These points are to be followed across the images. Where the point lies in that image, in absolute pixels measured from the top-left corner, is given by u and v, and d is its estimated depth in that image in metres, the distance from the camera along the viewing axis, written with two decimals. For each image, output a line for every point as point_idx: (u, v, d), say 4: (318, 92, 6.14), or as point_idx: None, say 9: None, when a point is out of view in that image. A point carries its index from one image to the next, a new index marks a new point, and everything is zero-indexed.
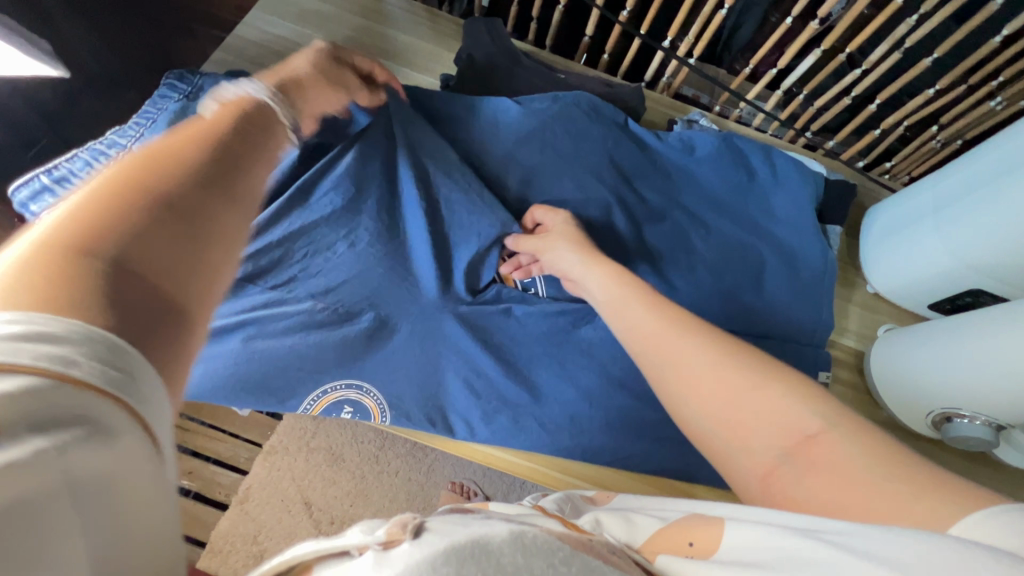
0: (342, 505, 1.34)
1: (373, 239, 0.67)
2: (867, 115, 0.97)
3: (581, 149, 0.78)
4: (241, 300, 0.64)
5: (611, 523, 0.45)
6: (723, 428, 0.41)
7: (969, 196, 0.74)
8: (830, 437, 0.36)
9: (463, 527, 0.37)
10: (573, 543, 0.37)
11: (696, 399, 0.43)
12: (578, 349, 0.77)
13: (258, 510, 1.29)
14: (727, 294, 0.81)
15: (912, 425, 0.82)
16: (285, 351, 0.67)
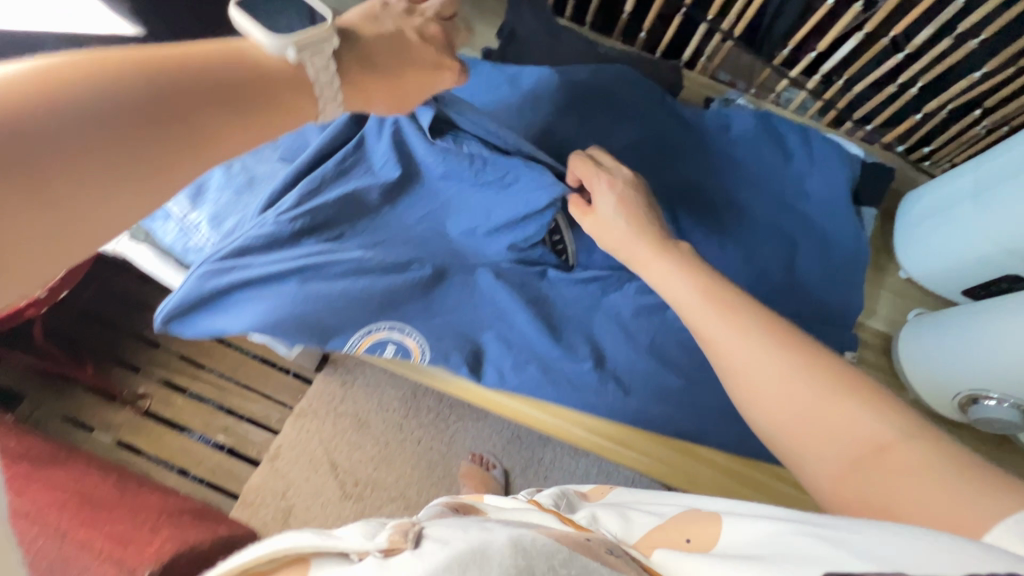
0: (366, 468, 1.39)
1: (428, 205, 0.71)
2: (907, 98, 0.98)
3: (617, 125, 0.79)
4: (293, 251, 0.65)
5: (605, 519, 0.49)
6: (784, 434, 0.43)
7: (1008, 182, 0.73)
8: (900, 449, 0.37)
9: (462, 533, 0.39)
10: (572, 547, 0.39)
11: (757, 404, 0.45)
12: (607, 316, 0.79)
13: (288, 468, 1.35)
14: (760, 271, 0.82)
15: (941, 407, 0.80)
16: (341, 294, 0.68)
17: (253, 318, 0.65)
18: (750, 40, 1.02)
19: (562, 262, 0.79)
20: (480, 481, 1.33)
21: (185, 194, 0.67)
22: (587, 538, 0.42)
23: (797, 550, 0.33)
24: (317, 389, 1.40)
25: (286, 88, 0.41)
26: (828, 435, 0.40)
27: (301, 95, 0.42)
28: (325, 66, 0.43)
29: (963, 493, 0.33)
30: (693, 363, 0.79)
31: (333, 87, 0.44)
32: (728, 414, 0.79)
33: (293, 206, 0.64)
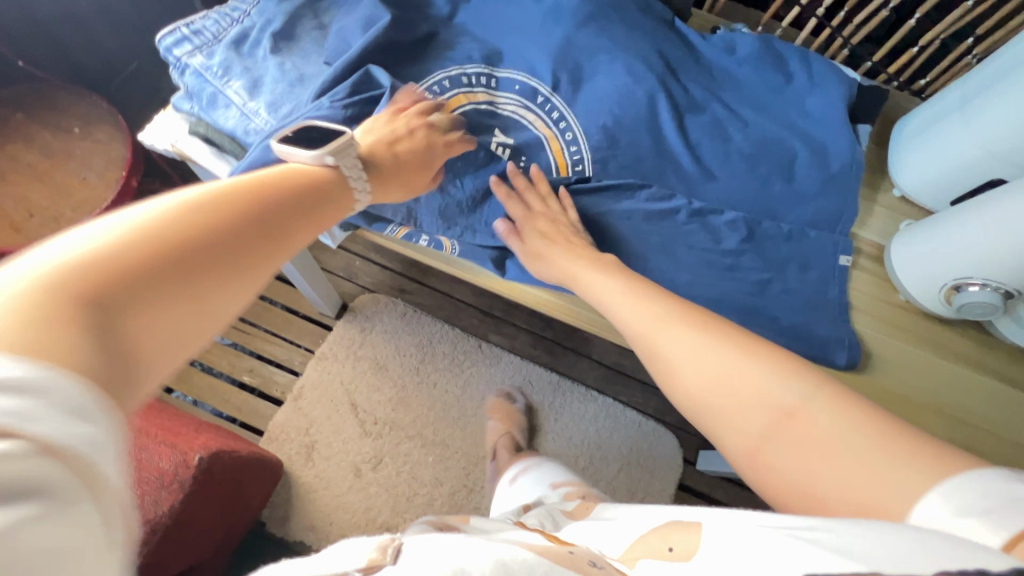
0: (385, 409, 1.49)
1: (459, 115, 0.81)
2: (905, 30, 1.04)
3: (635, 43, 0.85)
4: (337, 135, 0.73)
5: (592, 538, 0.57)
6: (704, 394, 0.56)
7: (999, 82, 0.79)
8: (807, 414, 0.49)
9: (428, 552, 0.46)
10: (556, 560, 0.47)
11: (693, 372, 0.57)
12: (620, 218, 0.87)
13: (310, 407, 1.47)
14: (759, 184, 0.89)
15: (926, 301, 0.86)
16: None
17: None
18: None
19: (576, 172, 0.87)
20: (507, 414, 1.42)
21: (244, 86, 0.75)
22: (572, 552, 0.50)
23: (786, 549, 0.38)
24: (337, 334, 1.54)
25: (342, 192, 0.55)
26: (743, 391, 0.53)
27: (345, 193, 0.56)
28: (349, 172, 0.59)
29: (862, 448, 0.45)
30: (702, 263, 0.86)
31: (359, 173, 0.61)
32: (733, 312, 0.85)
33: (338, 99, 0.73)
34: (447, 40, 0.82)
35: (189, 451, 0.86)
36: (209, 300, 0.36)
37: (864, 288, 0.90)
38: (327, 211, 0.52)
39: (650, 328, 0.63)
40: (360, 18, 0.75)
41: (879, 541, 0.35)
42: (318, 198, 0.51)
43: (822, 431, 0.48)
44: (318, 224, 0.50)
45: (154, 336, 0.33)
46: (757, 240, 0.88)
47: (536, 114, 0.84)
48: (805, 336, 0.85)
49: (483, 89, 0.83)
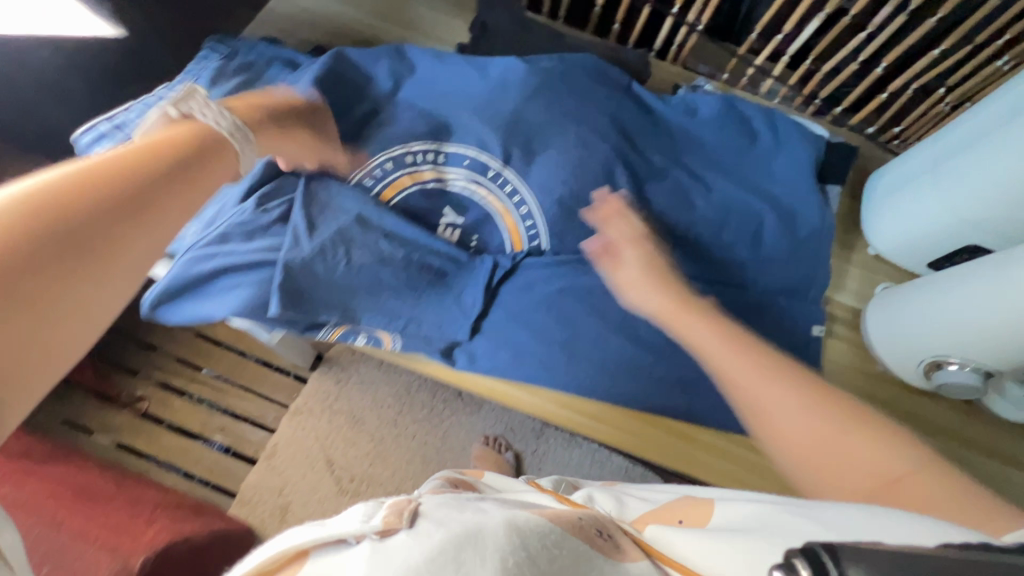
0: (362, 465, 1.33)
1: (403, 197, 0.77)
2: (873, 79, 1.00)
3: (587, 113, 0.81)
4: (268, 239, 0.67)
5: (604, 499, 0.60)
6: (803, 459, 0.46)
7: (965, 150, 0.76)
8: (914, 479, 0.41)
9: (456, 514, 0.45)
10: (565, 526, 0.47)
11: (775, 435, 0.48)
12: (579, 295, 0.80)
13: (283, 465, 1.32)
14: (723, 252, 0.85)
15: (904, 374, 0.82)
16: (325, 283, 0.67)
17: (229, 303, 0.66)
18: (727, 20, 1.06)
19: (532, 246, 0.82)
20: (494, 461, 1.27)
21: None
22: (582, 519, 0.50)
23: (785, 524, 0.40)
24: (312, 387, 1.37)
25: (213, 151, 0.44)
26: (841, 448, 0.44)
27: (221, 157, 0.45)
28: (229, 130, 0.47)
29: (979, 516, 0.36)
30: (666, 337, 0.81)
31: (244, 131, 0.49)
32: (701, 389, 0.79)
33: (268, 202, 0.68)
34: (386, 117, 0.78)
35: (131, 556, 0.81)
36: (70, 310, 0.32)
37: (840, 359, 0.87)
38: (201, 185, 0.42)
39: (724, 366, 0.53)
40: (291, 110, 0.72)
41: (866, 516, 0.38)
42: (207, 161, 0.43)
43: (938, 502, 0.39)
44: (206, 194, 0.42)
45: (37, 347, 0.30)
46: (723, 311, 0.84)
47: (488, 189, 0.80)
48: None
49: (430, 166, 0.78)
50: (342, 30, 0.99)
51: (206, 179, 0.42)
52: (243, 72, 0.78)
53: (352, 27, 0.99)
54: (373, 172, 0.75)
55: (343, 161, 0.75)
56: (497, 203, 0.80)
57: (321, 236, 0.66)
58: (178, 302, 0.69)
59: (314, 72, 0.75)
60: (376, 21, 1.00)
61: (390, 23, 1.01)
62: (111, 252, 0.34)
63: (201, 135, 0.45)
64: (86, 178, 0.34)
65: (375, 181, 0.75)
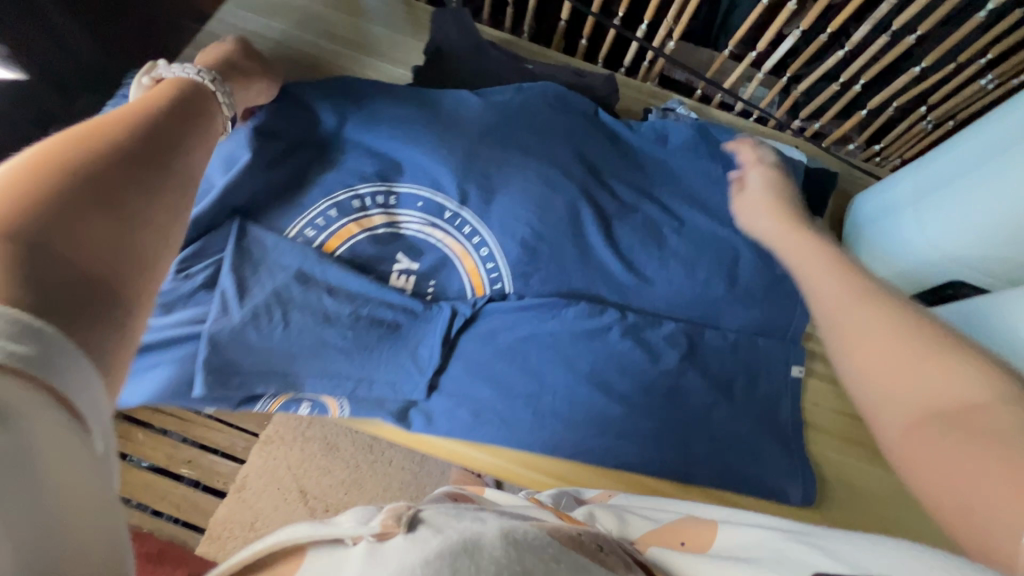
0: (338, 494, 1.10)
1: (349, 246, 0.71)
2: (851, 96, 0.95)
3: (549, 148, 0.76)
4: (190, 309, 0.63)
5: (605, 518, 0.60)
6: (866, 380, 0.34)
7: (949, 185, 0.71)
8: (999, 412, 0.29)
9: (455, 522, 0.39)
10: (565, 542, 0.40)
11: (842, 349, 0.36)
12: (543, 342, 0.75)
13: (256, 497, 1.07)
14: (699, 289, 0.79)
15: None
16: (260, 353, 0.64)
17: (154, 384, 0.63)
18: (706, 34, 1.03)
19: (494, 292, 0.76)
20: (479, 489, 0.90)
21: None
22: (580, 534, 0.44)
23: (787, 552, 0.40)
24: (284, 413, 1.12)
25: (199, 116, 0.51)
26: (911, 366, 0.32)
27: (204, 118, 0.51)
28: (197, 87, 0.55)
29: None
30: (637, 386, 0.76)
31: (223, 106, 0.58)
32: (675, 440, 0.75)
33: (190, 266, 0.63)
34: (331, 156, 0.71)
35: None
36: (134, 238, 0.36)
37: (823, 400, 0.82)
38: (200, 147, 0.48)
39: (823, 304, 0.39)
40: (220, 157, 0.66)
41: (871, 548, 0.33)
42: (197, 123, 0.49)
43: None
44: (207, 148, 0.50)
45: (117, 263, 0.34)
46: (697, 354, 0.78)
47: (444, 231, 0.74)
48: (754, 465, 0.76)
49: (380, 210, 0.72)
50: (287, 53, 0.92)
51: (203, 143, 0.49)
52: None
53: (299, 49, 0.92)
54: (314, 222, 0.68)
55: (278, 213, 0.68)
56: (453, 248, 0.74)
57: (253, 301, 0.63)
58: None
59: (256, 121, 0.68)
60: (325, 42, 0.93)
61: (343, 45, 0.94)
62: (152, 191, 0.38)
63: (183, 101, 0.51)
64: (127, 121, 0.42)
65: (318, 232, 0.69)
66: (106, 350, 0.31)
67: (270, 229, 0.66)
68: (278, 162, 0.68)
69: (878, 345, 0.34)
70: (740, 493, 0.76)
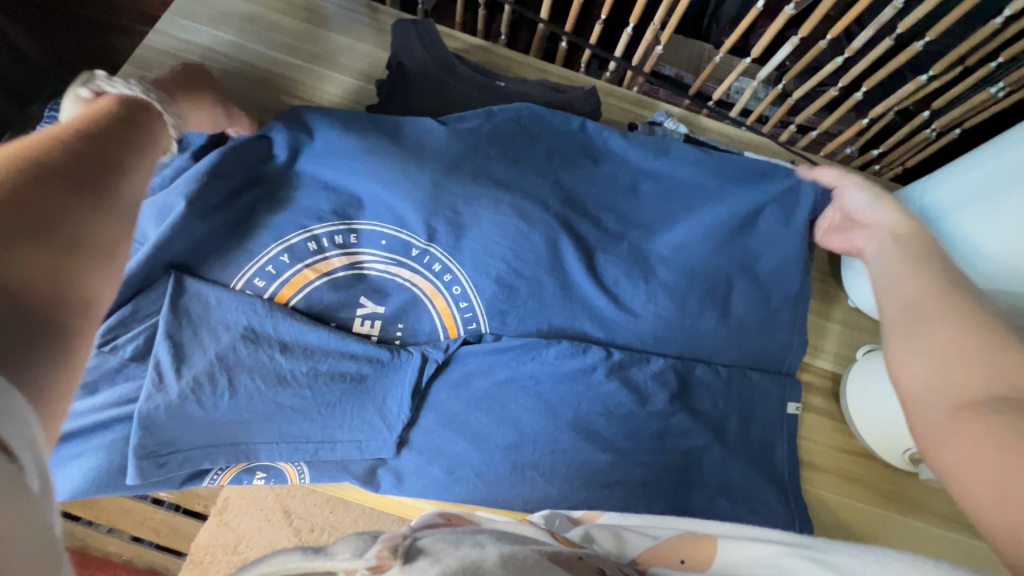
0: (325, 511, 1.01)
1: (304, 296, 0.64)
2: (852, 103, 0.89)
3: (524, 179, 0.70)
4: (120, 386, 0.58)
5: (602, 537, 0.58)
6: (948, 365, 0.40)
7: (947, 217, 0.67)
8: None
9: (454, 548, 0.33)
10: (565, 566, 0.37)
11: (921, 338, 0.44)
12: (522, 387, 0.69)
13: (237, 520, 0.99)
14: (690, 325, 0.72)
15: (887, 456, 0.74)
16: (205, 425, 0.60)
17: (84, 471, 0.59)
18: (697, 27, 0.99)
19: (469, 332, 0.69)
20: None
21: None
22: (580, 556, 0.42)
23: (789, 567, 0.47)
24: None
25: (151, 119, 0.46)
26: (970, 356, 0.40)
27: (154, 119, 0.46)
28: (144, 92, 0.48)
29: None
30: (624, 433, 0.69)
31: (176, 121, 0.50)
32: (666, 488, 0.70)
33: (117, 337, 0.58)
34: (279, 196, 0.64)
35: None
36: (69, 262, 0.33)
37: (816, 436, 0.78)
38: (154, 156, 0.44)
39: (920, 289, 0.49)
40: (153, 207, 0.60)
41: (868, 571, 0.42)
42: (149, 129, 0.45)
43: None
44: (160, 157, 0.45)
45: (57, 291, 0.31)
46: (689, 394, 0.72)
47: (411, 270, 0.67)
48: (748, 513, 0.71)
49: (339, 250, 0.65)
50: (237, 68, 0.83)
51: (157, 150, 0.45)
52: None
53: (251, 64, 0.84)
54: (263, 271, 0.62)
55: (222, 264, 0.62)
56: (421, 288, 0.67)
57: (193, 370, 0.59)
58: None
59: (198, 166, 0.61)
60: (280, 56, 0.85)
61: (303, 59, 0.86)
62: (104, 207, 0.36)
63: (134, 103, 0.46)
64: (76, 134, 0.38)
65: (268, 281, 0.63)
66: (35, 387, 0.28)
67: (215, 284, 0.61)
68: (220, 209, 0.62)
69: (928, 322, 0.45)
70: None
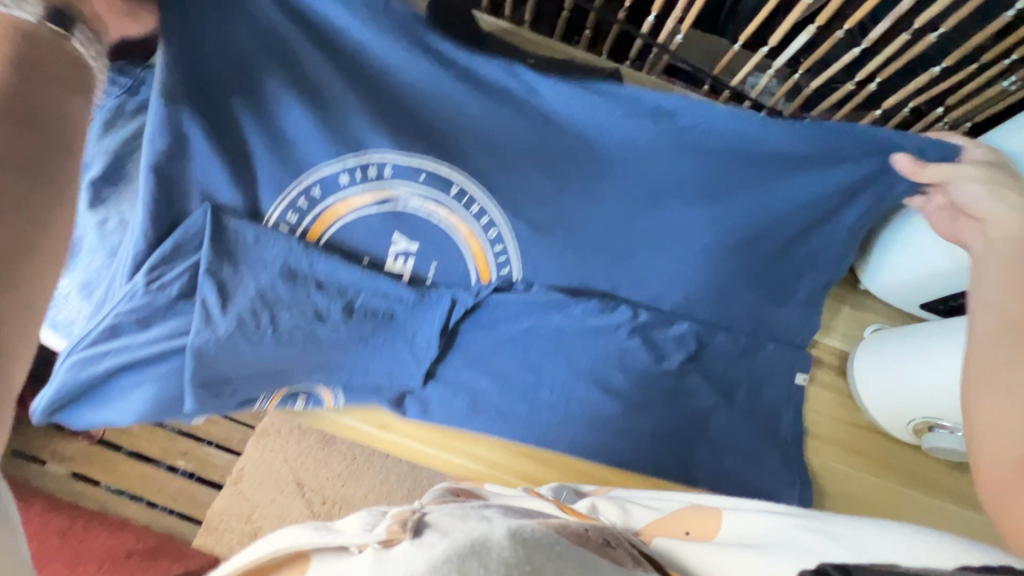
0: (335, 486, 1.14)
1: (336, 229, 0.65)
2: (866, 94, 0.93)
3: (588, 101, 0.61)
4: (171, 322, 0.61)
5: (607, 510, 0.63)
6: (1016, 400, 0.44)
7: None
8: None
9: (462, 524, 0.38)
10: (571, 537, 0.40)
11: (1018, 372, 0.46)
12: (543, 341, 0.73)
13: (253, 490, 1.11)
14: (710, 291, 0.74)
15: (891, 428, 0.77)
16: (253, 359, 0.65)
17: (146, 396, 0.63)
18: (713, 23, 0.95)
19: (501, 277, 0.70)
20: None
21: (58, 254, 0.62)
22: (588, 529, 0.45)
23: (798, 541, 0.46)
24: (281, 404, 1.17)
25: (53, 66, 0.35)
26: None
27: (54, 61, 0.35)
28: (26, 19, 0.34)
29: None
30: (636, 387, 0.74)
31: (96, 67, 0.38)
32: (668, 444, 0.75)
33: (162, 274, 0.58)
34: (304, 104, 0.58)
35: None
36: None
37: (823, 407, 0.81)
38: (71, 81, 0.36)
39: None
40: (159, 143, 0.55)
41: (880, 543, 0.42)
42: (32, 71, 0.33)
43: None
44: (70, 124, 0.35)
45: None
46: (701, 359, 0.76)
47: (448, 210, 0.66)
48: (747, 468, 0.75)
49: (371, 184, 0.63)
50: None
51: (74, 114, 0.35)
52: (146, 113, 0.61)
53: None
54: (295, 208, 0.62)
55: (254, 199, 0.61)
56: (450, 233, 0.67)
57: (237, 308, 0.62)
58: (87, 402, 0.65)
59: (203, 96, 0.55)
60: None
61: None
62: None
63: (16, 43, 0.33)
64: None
65: (302, 216, 0.63)
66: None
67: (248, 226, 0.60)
68: (235, 123, 0.57)
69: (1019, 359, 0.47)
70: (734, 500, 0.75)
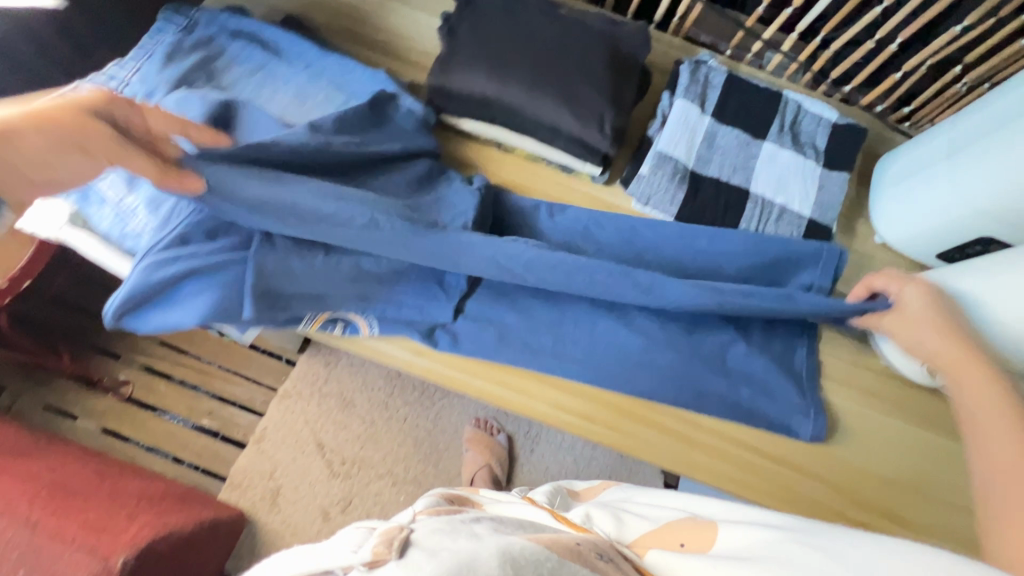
0: (353, 448, 1.22)
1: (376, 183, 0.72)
2: (887, 55, 0.94)
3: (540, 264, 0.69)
4: (234, 233, 0.66)
5: (603, 519, 0.57)
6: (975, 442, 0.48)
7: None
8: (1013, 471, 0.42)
9: (450, 542, 0.45)
10: (562, 552, 0.45)
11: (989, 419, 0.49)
12: None
13: (275, 450, 1.19)
14: None
15: (907, 371, 0.79)
16: (306, 276, 0.68)
17: (203, 305, 0.63)
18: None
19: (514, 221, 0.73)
20: None
21: (123, 178, 0.68)
22: (577, 544, 0.48)
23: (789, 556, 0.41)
24: (300, 370, 1.25)
25: None
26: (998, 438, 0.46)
27: None
28: None
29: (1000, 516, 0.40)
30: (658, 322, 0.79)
31: None
32: (686, 381, 0.77)
33: None
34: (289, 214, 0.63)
35: (110, 555, 0.75)
36: None
37: (838, 351, 0.83)
38: None
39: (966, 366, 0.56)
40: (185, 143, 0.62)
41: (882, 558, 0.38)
42: None
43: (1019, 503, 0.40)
44: None
45: None
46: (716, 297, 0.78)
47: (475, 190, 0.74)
48: (764, 400, 0.77)
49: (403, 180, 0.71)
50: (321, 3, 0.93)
51: None
52: (200, 47, 0.76)
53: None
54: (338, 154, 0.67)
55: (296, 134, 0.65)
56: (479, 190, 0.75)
57: None
58: (145, 314, 0.65)
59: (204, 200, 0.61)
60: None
61: None
62: None
63: None
64: None
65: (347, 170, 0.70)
66: None
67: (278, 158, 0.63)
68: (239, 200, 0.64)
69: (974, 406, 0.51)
70: (755, 431, 0.77)
